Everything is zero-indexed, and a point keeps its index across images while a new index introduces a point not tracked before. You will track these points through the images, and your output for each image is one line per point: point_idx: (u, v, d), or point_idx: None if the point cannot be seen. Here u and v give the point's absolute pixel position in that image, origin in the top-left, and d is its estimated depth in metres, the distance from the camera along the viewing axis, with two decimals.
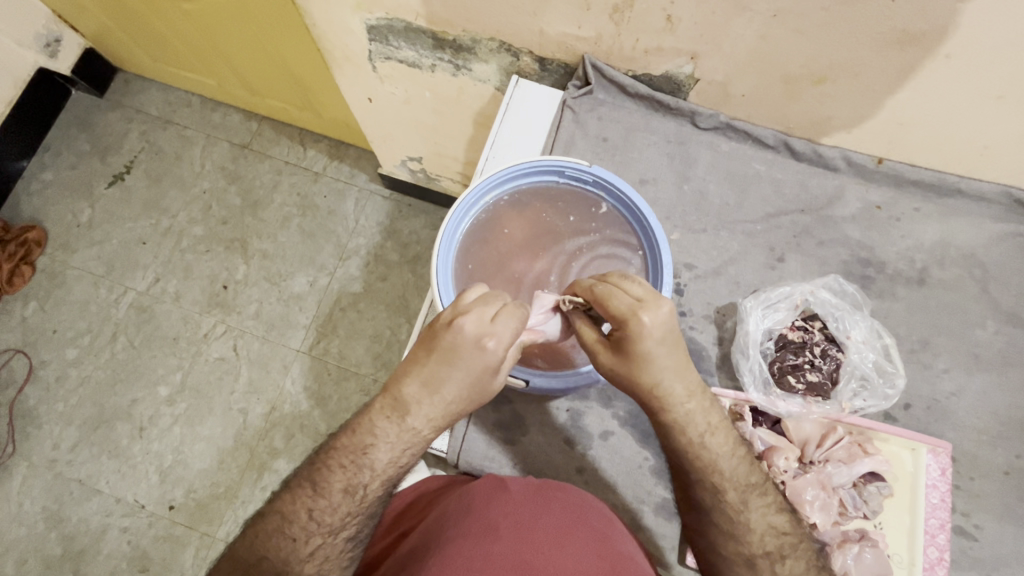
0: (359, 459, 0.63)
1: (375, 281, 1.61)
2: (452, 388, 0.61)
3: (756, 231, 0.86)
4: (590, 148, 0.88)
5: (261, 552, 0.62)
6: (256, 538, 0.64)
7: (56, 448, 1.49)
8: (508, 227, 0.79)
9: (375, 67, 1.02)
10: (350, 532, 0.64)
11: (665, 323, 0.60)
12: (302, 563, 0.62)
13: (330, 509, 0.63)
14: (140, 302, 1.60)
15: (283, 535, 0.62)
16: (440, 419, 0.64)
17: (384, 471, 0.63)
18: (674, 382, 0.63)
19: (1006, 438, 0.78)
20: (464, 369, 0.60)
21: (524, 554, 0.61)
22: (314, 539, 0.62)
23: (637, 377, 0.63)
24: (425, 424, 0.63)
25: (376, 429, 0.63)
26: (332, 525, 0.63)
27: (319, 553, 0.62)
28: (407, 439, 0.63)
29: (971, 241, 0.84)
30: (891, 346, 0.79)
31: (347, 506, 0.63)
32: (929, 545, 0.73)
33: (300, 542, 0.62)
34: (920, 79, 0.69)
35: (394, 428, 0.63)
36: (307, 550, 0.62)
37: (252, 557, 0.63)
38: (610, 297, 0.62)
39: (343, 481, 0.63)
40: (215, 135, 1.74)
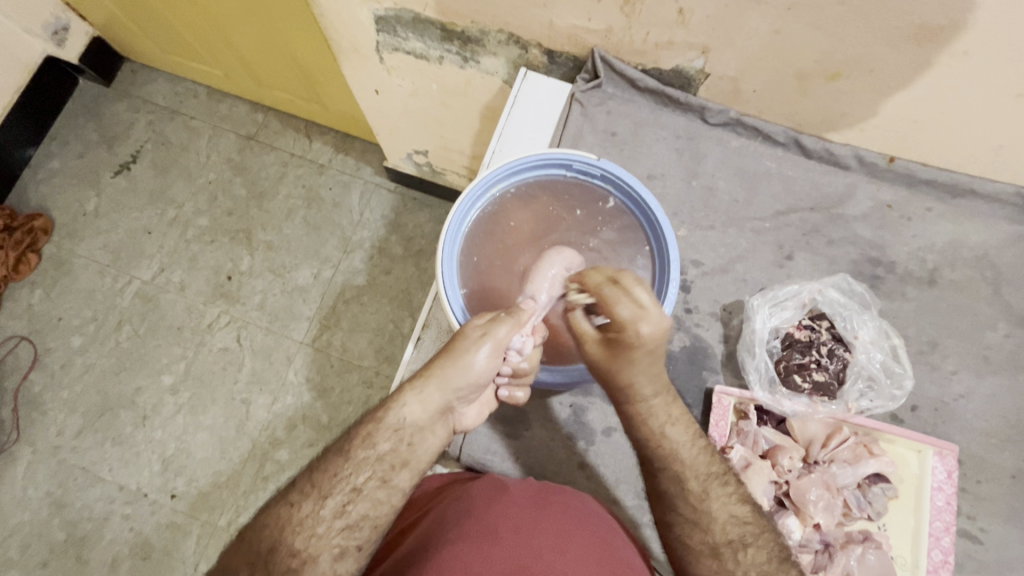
0: (357, 428, 0.65)
1: (379, 274, 1.60)
2: (443, 379, 0.64)
3: (765, 229, 0.85)
4: (598, 143, 0.88)
5: (262, 523, 0.61)
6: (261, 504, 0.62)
7: (60, 435, 1.50)
8: (514, 220, 0.78)
9: (382, 59, 1.01)
10: (337, 504, 0.61)
11: (658, 337, 0.62)
12: (292, 534, 0.59)
13: (325, 473, 0.62)
14: (145, 292, 1.61)
15: (282, 500, 0.62)
16: (435, 405, 0.65)
17: (374, 441, 0.63)
18: (643, 388, 0.65)
19: (1015, 441, 0.77)
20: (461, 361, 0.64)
21: (523, 557, 0.62)
22: (306, 505, 0.60)
23: (618, 375, 0.65)
24: (417, 404, 0.65)
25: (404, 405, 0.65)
26: (324, 490, 0.61)
27: (308, 524, 0.59)
28: (398, 415, 0.64)
29: (983, 243, 0.83)
30: (899, 346, 0.78)
31: (337, 469, 0.62)
32: (934, 548, 0.72)
33: (295, 508, 0.61)
34: (934, 76, 0.69)
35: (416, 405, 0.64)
36: (299, 518, 0.60)
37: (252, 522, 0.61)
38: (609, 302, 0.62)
39: (338, 444, 0.65)
40: (222, 126, 1.74)
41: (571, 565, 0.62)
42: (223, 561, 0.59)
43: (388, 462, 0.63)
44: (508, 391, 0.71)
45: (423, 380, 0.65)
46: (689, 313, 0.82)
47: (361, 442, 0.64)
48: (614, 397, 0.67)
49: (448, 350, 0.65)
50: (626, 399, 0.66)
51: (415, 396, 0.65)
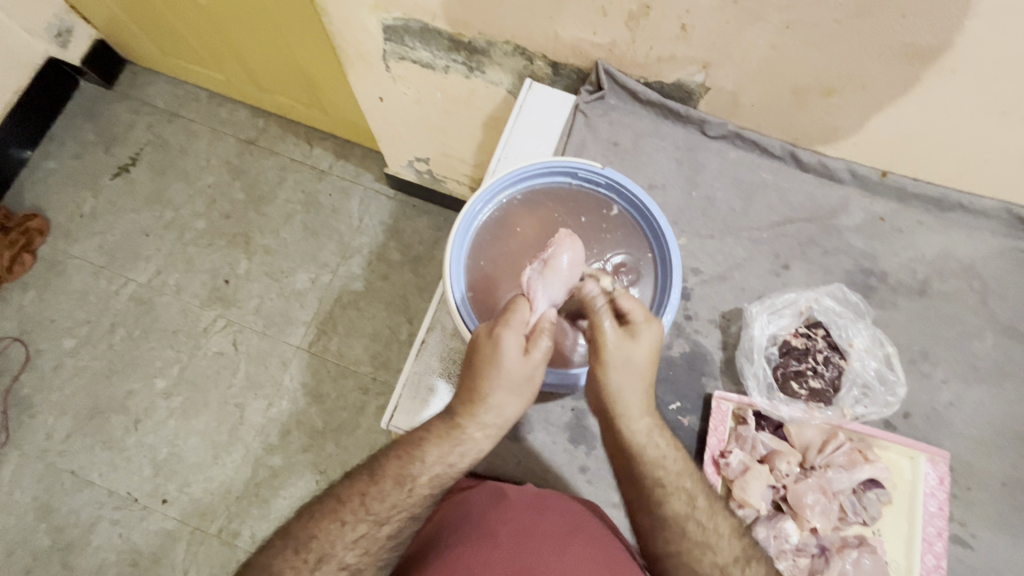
0: (418, 457, 0.65)
1: (377, 280, 1.61)
2: (501, 408, 0.65)
3: (762, 239, 0.87)
4: (600, 152, 0.90)
5: (308, 533, 0.63)
6: (310, 518, 0.65)
7: (49, 438, 1.48)
8: (520, 226, 0.80)
9: (388, 67, 1.03)
10: (391, 530, 0.64)
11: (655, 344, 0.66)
12: (344, 549, 0.63)
13: (382, 500, 0.64)
14: (140, 294, 1.60)
15: (332, 517, 0.64)
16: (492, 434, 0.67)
17: (440, 478, 0.66)
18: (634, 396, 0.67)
19: (1003, 449, 0.79)
20: (515, 387, 0.64)
21: (524, 559, 0.63)
22: (359, 527, 0.64)
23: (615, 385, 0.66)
24: (483, 441, 0.66)
25: (472, 437, 0.66)
26: (380, 516, 0.64)
27: (362, 543, 0.63)
28: (466, 452, 0.66)
29: (971, 255, 0.85)
30: (892, 354, 0.80)
31: (396, 500, 0.65)
32: (927, 553, 0.73)
33: (347, 528, 0.63)
34: (925, 92, 0.71)
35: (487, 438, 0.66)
36: (351, 537, 0.63)
37: (303, 534, 0.63)
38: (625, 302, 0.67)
39: (399, 473, 0.65)
40: (222, 130, 1.74)
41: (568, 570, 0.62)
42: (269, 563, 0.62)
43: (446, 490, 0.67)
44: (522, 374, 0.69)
45: (484, 412, 0.65)
46: (689, 319, 0.84)
47: (427, 475, 0.65)
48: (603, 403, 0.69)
49: (503, 380, 0.63)
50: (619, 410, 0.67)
51: (477, 426, 0.65)
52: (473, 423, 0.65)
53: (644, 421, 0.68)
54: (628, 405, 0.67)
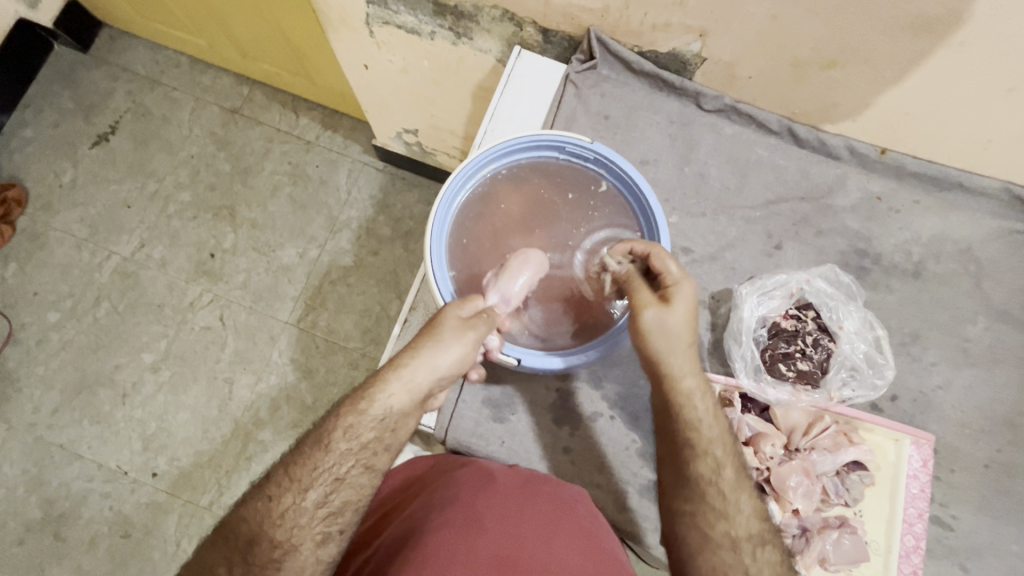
0: (337, 414, 0.62)
1: (366, 256, 1.58)
2: (429, 366, 0.62)
3: (755, 218, 0.85)
4: (591, 126, 0.86)
5: (242, 516, 0.61)
6: (245, 502, 0.62)
7: (36, 412, 1.47)
8: (505, 203, 0.77)
9: (372, 32, 0.98)
10: (318, 496, 0.60)
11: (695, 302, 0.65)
12: (273, 527, 0.59)
13: (303, 466, 0.61)
14: (124, 268, 1.57)
15: (260, 494, 0.61)
16: (417, 392, 0.62)
17: (356, 432, 0.61)
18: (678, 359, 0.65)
19: (988, 433, 0.79)
20: (443, 346, 0.62)
21: (510, 550, 0.61)
22: (285, 499, 0.60)
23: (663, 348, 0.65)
24: (401, 391, 0.62)
25: (385, 389, 0.62)
26: (302, 485, 0.60)
27: (289, 517, 0.59)
28: (382, 403, 0.62)
29: (967, 237, 0.84)
30: (882, 337, 0.79)
31: (316, 463, 0.60)
32: (907, 533, 0.74)
33: (274, 502, 0.60)
34: (929, 67, 0.68)
35: (397, 386, 0.62)
36: (279, 512, 0.60)
37: (236, 519, 0.61)
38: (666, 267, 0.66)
39: (315, 435, 0.62)
40: (205, 98, 1.68)
41: (555, 559, 0.62)
42: (203, 555, 0.59)
43: (370, 449, 0.61)
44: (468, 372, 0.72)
45: (406, 363, 0.62)
46: None
47: (341, 432, 0.61)
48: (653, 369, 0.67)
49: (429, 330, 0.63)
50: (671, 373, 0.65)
51: (398, 382, 0.62)
52: (391, 371, 0.62)
53: (689, 380, 0.66)
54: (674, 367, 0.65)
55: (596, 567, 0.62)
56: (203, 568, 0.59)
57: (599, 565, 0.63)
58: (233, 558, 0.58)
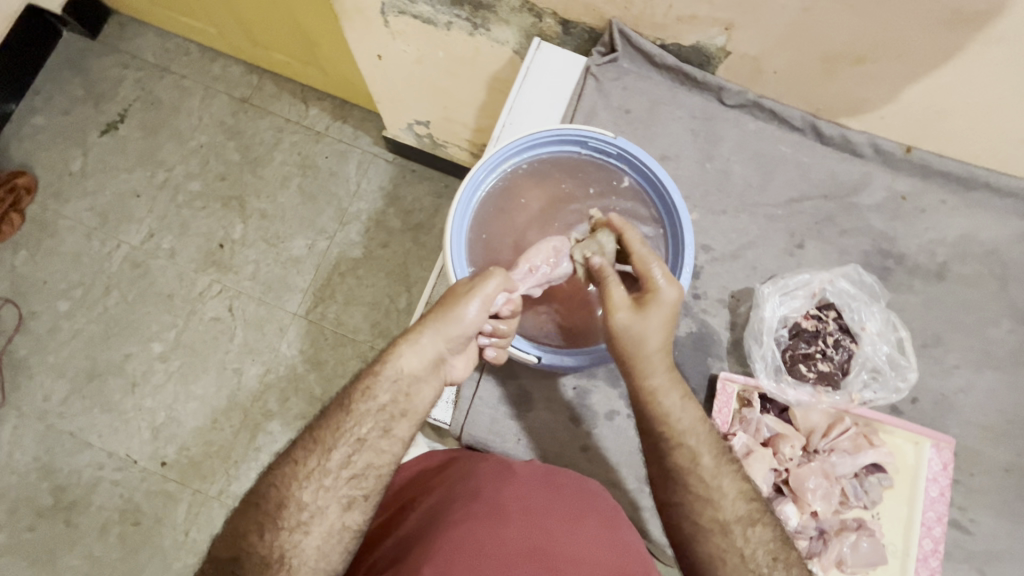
0: (358, 379, 0.64)
1: (376, 248, 1.57)
2: (439, 330, 0.64)
3: (777, 216, 0.83)
4: (611, 120, 0.85)
5: (269, 478, 0.61)
6: (271, 469, 0.62)
7: (47, 400, 1.48)
8: (525, 197, 0.76)
9: (388, 22, 0.97)
10: (341, 457, 0.61)
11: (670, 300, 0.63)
12: (299, 489, 0.60)
13: (328, 429, 0.62)
14: (134, 257, 1.56)
15: (287, 457, 0.62)
16: (431, 354, 0.64)
17: (373, 393, 0.63)
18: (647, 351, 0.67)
19: (1011, 436, 0.78)
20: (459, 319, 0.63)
21: (534, 540, 0.60)
22: (310, 462, 0.61)
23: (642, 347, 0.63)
24: (413, 355, 0.64)
25: (400, 351, 0.64)
26: (326, 446, 0.61)
27: (314, 478, 0.60)
28: (399, 367, 0.64)
29: (993, 238, 0.82)
30: (906, 339, 0.78)
31: (340, 425, 0.62)
32: (925, 537, 0.73)
33: (299, 465, 0.61)
34: (963, 63, 0.66)
35: (411, 348, 0.64)
36: (305, 474, 0.60)
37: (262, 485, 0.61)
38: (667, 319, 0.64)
39: (337, 399, 0.64)
40: (214, 87, 1.67)
41: (578, 537, 0.61)
42: (233, 523, 0.59)
43: (388, 412, 0.63)
44: (492, 350, 0.70)
45: (417, 330, 0.64)
46: (697, 298, 0.81)
47: (360, 395, 0.63)
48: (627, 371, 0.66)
49: (448, 315, 0.64)
50: (642, 370, 0.64)
51: (410, 347, 0.64)
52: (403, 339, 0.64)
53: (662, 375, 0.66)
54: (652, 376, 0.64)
55: (615, 557, 0.61)
56: (230, 541, 0.59)
57: (619, 555, 0.61)
58: (261, 522, 0.58)
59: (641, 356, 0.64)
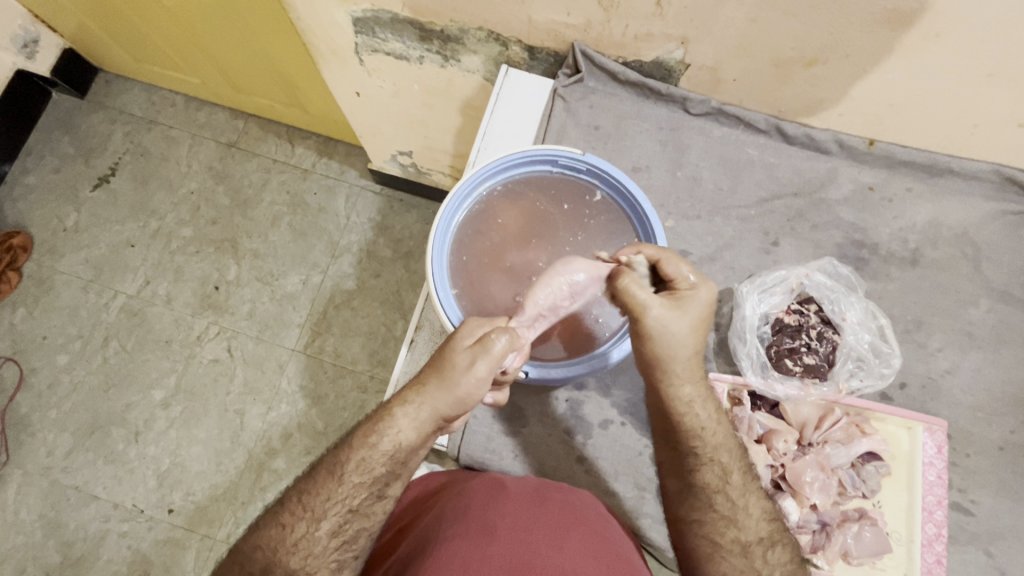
0: (350, 449, 0.63)
1: (369, 278, 1.59)
2: (433, 403, 0.62)
3: (750, 216, 0.86)
4: (583, 137, 0.88)
5: (257, 542, 0.63)
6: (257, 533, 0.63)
7: (50, 455, 1.48)
8: (502, 217, 0.77)
9: (362, 60, 1.00)
10: (332, 525, 0.61)
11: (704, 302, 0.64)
12: (287, 555, 0.61)
13: (318, 496, 0.62)
14: (131, 306, 1.58)
15: (273, 521, 0.63)
16: (426, 428, 0.63)
17: (369, 465, 0.62)
18: (683, 365, 0.65)
19: (1001, 414, 0.79)
20: (451, 389, 0.61)
21: (523, 555, 0.60)
22: (299, 528, 0.62)
23: (670, 348, 0.64)
24: (408, 426, 0.62)
25: (394, 423, 0.62)
26: (316, 514, 0.62)
27: (303, 546, 0.61)
28: (390, 437, 0.62)
29: (962, 221, 0.84)
30: (886, 327, 0.79)
31: (330, 493, 0.62)
32: (927, 522, 0.73)
33: (287, 530, 0.62)
34: (908, 58, 0.69)
35: (407, 421, 0.62)
36: (292, 540, 0.61)
37: (249, 546, 0.63)
38: (668, 262, 0.66)
39: (330, 465, 0.64)
40: (202, 134, 1.71)
41: (570, 561, 0.61)
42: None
43: (382, 480, 0.63)
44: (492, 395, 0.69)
45: (412, 399, 0.62)
46: None
47: (355, 466, 0.62)
48: (650, 372, 0.66)
49: (445, 385, 0.61)
50: (668, 375, 0.65)
51: (406, 419, 0.62)
52: (397, 405, 0.63)
53: (688, 390, 0.65)
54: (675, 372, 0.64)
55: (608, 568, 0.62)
56: None
57: (611, 565, 0.62)
58: None
59: (668, 360, 0.64)
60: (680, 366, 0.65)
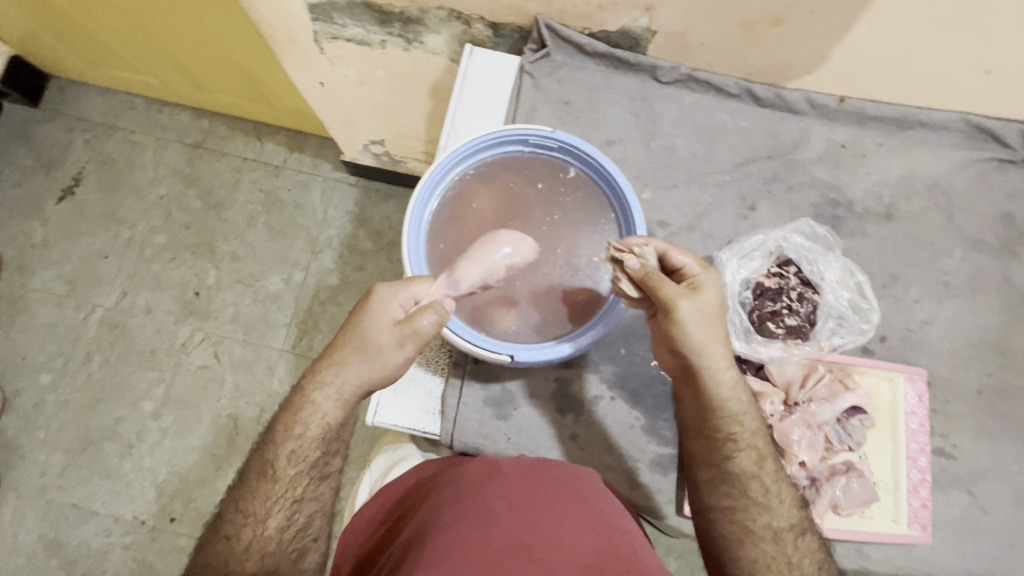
0: (274, 446, 0.66)
1: (352, 272, 1.57)
2: (352, 373, 0.64)
3: (726, 182, 0.86)
4: (554, 114, 0.87)
5: (207, 559, 0.65)
6: (206, 550, 0.65)
7: (44, 475, 1.46)
8: (476, 201, 0.76)
9: (323, 49, 0.97)
10: (280, 521, 0.65)
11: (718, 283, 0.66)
12: (242, 561, 0.63)
13: (257, 500, 0.65)
14: (110, 319, 1.55)
15: (218, 536, 0.65)
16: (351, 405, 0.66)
17: (300, 454, 0.66)
18: (714, 348, 0.65)
19: (978, 359, 0.81)
20: (374, 361, 0.64)
21: (523, 533, 0.60)
22: (246, 533, 0.65)
23: (710, 338, 0.65)
24: (331, 407, 0.66)
25: (309, 412, 0.65)
26: (261, 515, 0.65)
27: (256, 547, 0.64)
28: (315, 421, 0.65)
29: (933, 172, 0.85)
30: (864, 282, 0.80)
31: (268, 494, 0.65)
32: (912, 468, 0.76)
33: (236, 540, 0.64)
34: (873, 13, 0.67)
35: (325, 406, 0.65)
36: (243, 547, 0.64)
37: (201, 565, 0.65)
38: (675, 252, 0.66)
39: (259, 467, 0.66)
40: (166, 137, 1.66)
41: (567, 535, 0.61)
42: None
43: (316, 462, 0.67)
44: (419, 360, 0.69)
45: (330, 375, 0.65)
46: None
47: (285, 460, 0.65)
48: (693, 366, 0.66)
49: (362, 352, 0.64)
50: (710, 365, 0.66)
51: (326, 394, 0.65)
52: (315, 389, 0.65)
53: (729, 375, 0.67)
54: (716, 359, 0.65)
55: (604, 538, 0.62)
56: None
57: (607, 535, 0.62)
58: None
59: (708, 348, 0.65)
60: (714, 339, 0.65)
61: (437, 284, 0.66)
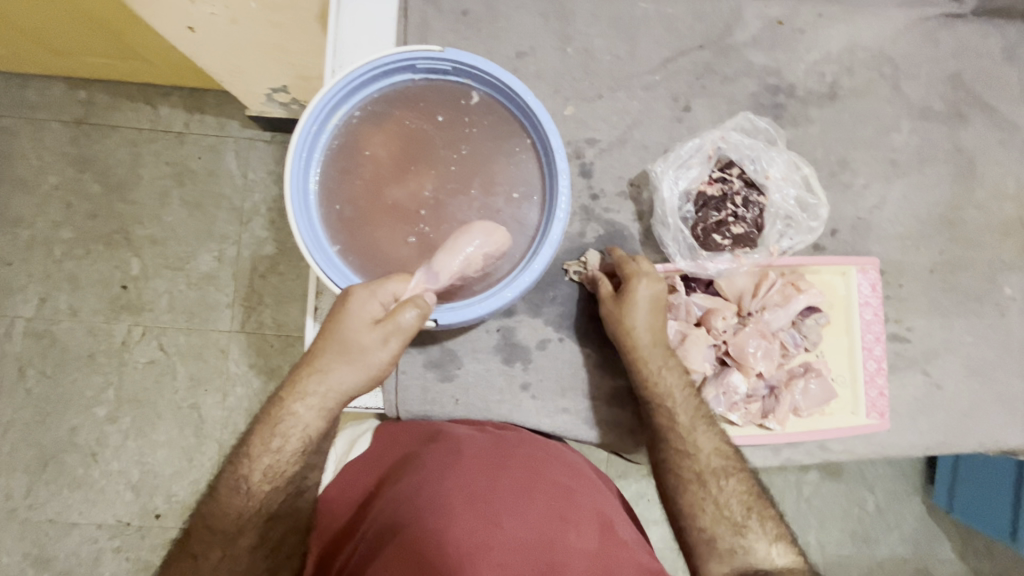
0: (246, 460, 0.60)
1: (289, 239, 1.40)
2: (330, 379, 0.58)
3: (655, 83, 0.76)
4: (449, 30, 0.75)
5: None
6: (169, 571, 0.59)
7: (8, 498, 1.30)
8: (369, 148, 0.66)
9: None
10: (252, 540, 0.59)
11: (652, 293, 0.67)
12: None
13: (226, 517, 0.59)
14: (33, 329, 1.32)
15: (181, 557, 0.58)
16: (324, 412, 0.59)
17: (277, 469, 0.59)
18: (646, 342, 0.67)
19: (929, 236, 0.78)
20: (358, 364, 0.58)
21: (483, 534, 0.56)
22: (212, 555, 0.58)
23: (633, 334, 0.67)
24: (311, 418, 0.59)
25: (292, 421, 0.59)
26: (230, 534, 0.58)
27: (224, 568, 0.58)
28: (295, 433, 0.59)
29: (877, 38, 0.78)
30: (810, 175, 0.74)
31: (239, 509, 0.59)
32: (868, 359, 0.75)
33: (201, 561, 0.58)
34: None
35: (307, 416, 0.59)
36: (209, 568, 0.58)
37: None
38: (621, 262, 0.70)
39: (229, 482, 0.60)
40: (38, 117, 1.35)
41: (533, 528, 0.58)
42: None
43: (295, 478, 0.61)
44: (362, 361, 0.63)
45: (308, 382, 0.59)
46: (596, 199, 0.76)
47: (257, 477, 0.59)
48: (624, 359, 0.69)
49: (343, 354, 0.57)
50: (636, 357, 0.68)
51: (302, 404, 0.59)
52: (296, 400, 0.58)
53: (670, 378, 0.68)
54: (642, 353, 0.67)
55: (571, 523, 0.60)
56: None
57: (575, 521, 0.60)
58: None
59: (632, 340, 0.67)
60: (639, 337, 0.67)
61: (415, 278, 0.59)
